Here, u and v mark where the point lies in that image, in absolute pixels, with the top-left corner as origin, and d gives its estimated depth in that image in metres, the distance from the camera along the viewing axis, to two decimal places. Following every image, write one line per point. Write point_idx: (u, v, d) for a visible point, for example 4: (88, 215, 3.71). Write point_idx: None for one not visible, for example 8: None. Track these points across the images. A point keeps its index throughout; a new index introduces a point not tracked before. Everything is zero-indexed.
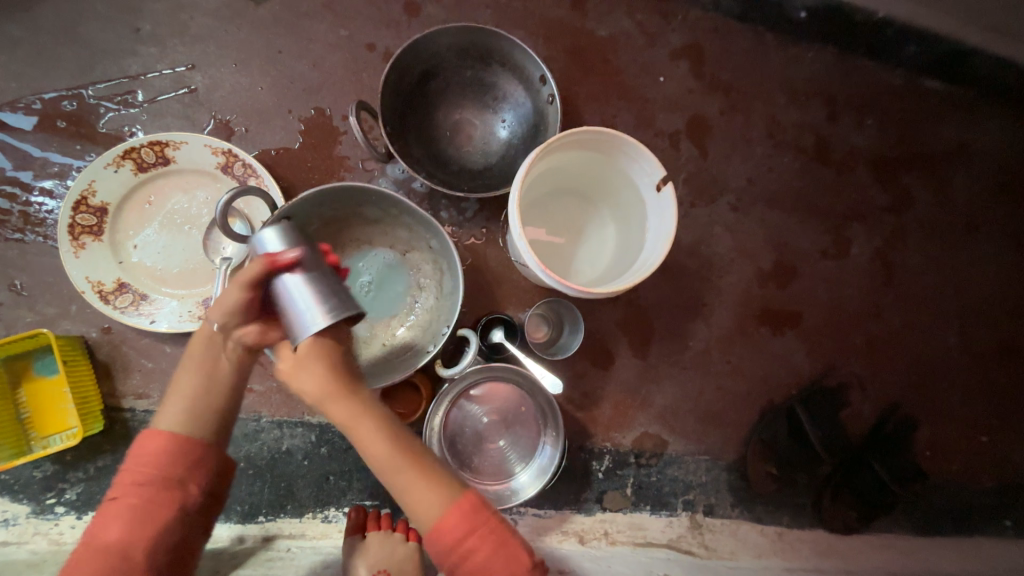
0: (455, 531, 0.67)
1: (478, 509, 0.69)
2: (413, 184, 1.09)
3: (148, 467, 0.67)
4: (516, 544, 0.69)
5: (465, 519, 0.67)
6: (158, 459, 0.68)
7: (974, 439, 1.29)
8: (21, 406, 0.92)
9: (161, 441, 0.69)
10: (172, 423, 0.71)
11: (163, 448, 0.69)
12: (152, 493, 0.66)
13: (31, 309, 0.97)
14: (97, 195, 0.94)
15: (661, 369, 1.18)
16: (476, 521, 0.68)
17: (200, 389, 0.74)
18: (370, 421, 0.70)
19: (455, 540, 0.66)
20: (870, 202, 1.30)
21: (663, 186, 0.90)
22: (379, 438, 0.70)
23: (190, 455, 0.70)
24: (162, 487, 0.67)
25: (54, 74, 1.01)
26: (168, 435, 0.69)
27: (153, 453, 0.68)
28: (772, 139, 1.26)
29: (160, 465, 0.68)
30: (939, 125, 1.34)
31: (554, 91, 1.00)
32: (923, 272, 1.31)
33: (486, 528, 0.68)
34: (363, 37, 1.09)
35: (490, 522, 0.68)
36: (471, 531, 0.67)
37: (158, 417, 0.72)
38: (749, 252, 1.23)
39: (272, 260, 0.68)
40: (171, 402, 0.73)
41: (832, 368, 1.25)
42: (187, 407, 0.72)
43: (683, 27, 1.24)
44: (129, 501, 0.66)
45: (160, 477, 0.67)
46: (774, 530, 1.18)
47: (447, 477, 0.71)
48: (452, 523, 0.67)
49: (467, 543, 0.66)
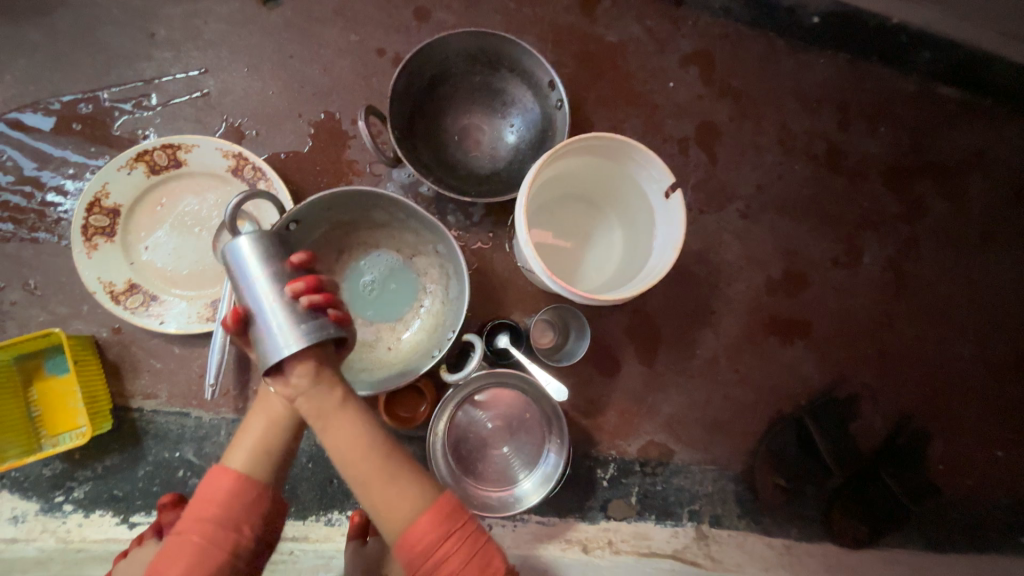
0: (430, 533, 0.65)
1: (456, 512, 0.67)
2: (421, 188, 1.09)
3: (213, 507, 0.65)
4: (493, 549, 0.67)
5: (439, 520, 0.66)
6: (222, 500, 0.66)
7: (989, 453, 1.26)
8: (33, 404, 0.93)
9: (226, 480, 0.67)
10: (241, 464, 0.69)
11: (230, 488, 0.67)
12: (212, 534, 0.64)
13: (43, 308, 0.99)
14: (110, 196, 0.96)
15: (668, 376, 1.17)
16: (450, 525, 0.66)
17: (270, 428, 0.72)
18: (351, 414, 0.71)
19: (429, 542, 0.65)
20: (882, 209, 1.28)
21: (671, 193, 0.89)
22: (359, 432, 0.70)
23: (250, 499, 0.67)
24: (221, 529, 0.65)
25: (71, 78, 1.03)
26: (232, 475, 0.67)
27: (220, 492, 0.66)
28: (782, 146, 1.25)
29: (225, 507, 0.66)
30: (954, 133, 1.32)
31: (563, 97, 1.00)
32: (937, 281, 1.29)
33: (463, 532, 0.66)
34: (373, 42, 1.10)
35: (467, 526, 0.67)
36: (445, 534, 0.65)
37: (228, 452, 0.70)
38: (758, 260, 1.22)
39: (224, 325, 0.70)
40: (239, 441, 0.72)
41: (843, 379, 1.23)
42: (251, 453, 0.70)
43: (694, 33, 1.23)
44: (192, 540, 0.64)
45: (223, 518, 0.65)
46: (782, 543, 1.16)
47: (426, 479, 0.71)
48: (427, 525, 0.65)
49: (441, 547, 0.65)
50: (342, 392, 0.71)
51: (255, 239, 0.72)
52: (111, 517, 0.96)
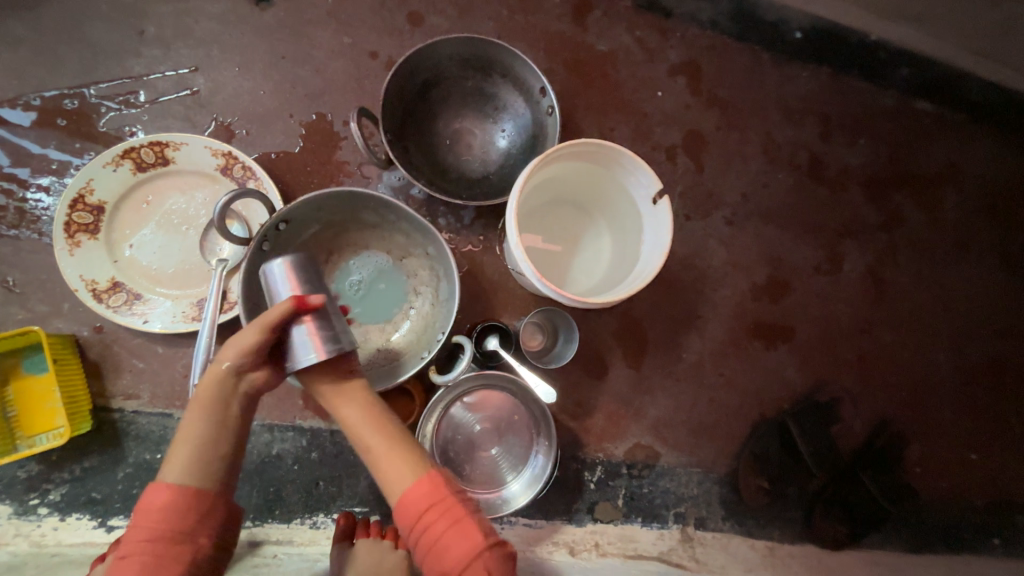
0: (415, 503, 0.70)
1: (440, 484, 0.72)
2: (412, 191, 1.09)
3: (154, 524, 0.66)
4: (474, 523, 0.70)
5: (425, 492, 0.70)
6: (164, 514, 0.66)
7: (963, 456, 1.30)
8: (8, 404, 0.90)
9: (169, 493, 0.67)
10: (176, 475, 0.69)
11: (170, 502, 0.67)
12: (161, 547, 0.65)
13: (22, 306, 0.96)
14: (95, 193, 0.94)
15: (655, 380, 1.18)
16: (434, 497, 0.70)
17: (206, 438, 0.71)
18: (354, 391, 0.78)
19: (416, 512, 0.70)
20: (862, 219, 1.32)
21: (658, 199, 0.91)
22: (360, 408, 0.77)
23: (195, 506, 0.68)
24: (172, 542, 0.66)
25: (56, 73, 1.01)
26: (177, 487, 0.68)
27: (159, 508, 0.66)
28: (767, 155, 1.28)
29: (173, 520, 0.66)
30: (930, 146, 1.37)
31: (554, 103, 1.01)
32: (914, 288, 1.33)
33: (446, 503, 0.70)
34: (366, 45, 1.11)
35: (448, 499, 0.71)
36: (429, 506, 0.70)
37: (163, 468, 0.70)
38: (743, 266, 1.24)
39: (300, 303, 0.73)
40: (176, 450, 0.71)
41: (824, 383, 1.26)
42: (193, 456, 0.70)
43: (682, 44, 1.26)
44: (138, 559, 0.64)
45: (168, 533, 0.65)
46: (765, 545, 1.18)
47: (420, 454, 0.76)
48: (418, 494, 0.70)
49: (426, 516, 0.69)
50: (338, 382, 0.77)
51: (295, 263, 0.78)
52: (88, 520, 0.94)
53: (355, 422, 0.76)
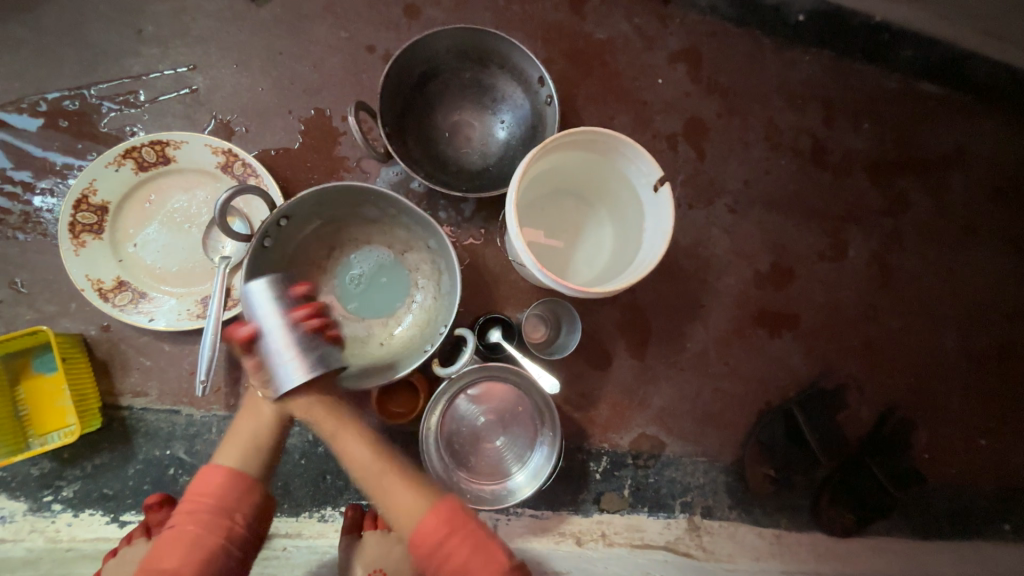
0: (434, 529, 0.71)
1: (457, 510, 0.73)
2: (411, 184, 1.09)
3: (208, 499, 0.70)
4: (492, 547, 0.70)
5: (442, 519, 0.71)
6: (218, 491, 0.70)
7: (972, 441, 1.29)
8: (20, 403, 0.92)
9: (220, 474, 0.72)
10: (233, 462, 0.74)
11: (222, 482, 0.71)
12: (208, 522, 0.68)
13: (30, 307, 0.98)
14: (98, 193, 0.95)
15: (660, 370, 1.18)
16: (453, 522, 0.71)
17: (259, 434, 0.78)
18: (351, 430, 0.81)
19: (433, 542, 0.70)
20: (867, 204, 1.30)
21: (659, 187, 0.90)
22: (363, 448, 0.80)
23: (244, 490, 0.72)
24: (218, 516, 0.69)
25: (57, 75, 1.02)
26: (227, 470, 0.73)
27: (214, 485, 0.71)
28: (769, 141, 1.27)
29: (221, 497, 0.70)
30: (935, 128, 1.35)
31: (552, 92, 1.01)
32: (921, 273, 1.31)
33: (468, 530, 0.71)
34: (363, 39, 1.11)
35: (468, 523, 0.72)
36: (450, 532, 0.70)
37: (218, 456, 0.75)
38: (747, 254, 1.23)
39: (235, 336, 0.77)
40: (228, 445, 0.77)
41: (830, 370, 1.25)
42: (244, 448, 0.76)
43: (681, 31, 1.25)
44: (187, 530, 0.68)
45: (215, 507, 0.69)
46: (772, 532, 1.18)
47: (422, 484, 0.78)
48: (433, 522, 0.71)
49: (447, 542, 0.70)
50: (341, 417, 0.81)
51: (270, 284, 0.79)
52: (101, 516, 0.95)
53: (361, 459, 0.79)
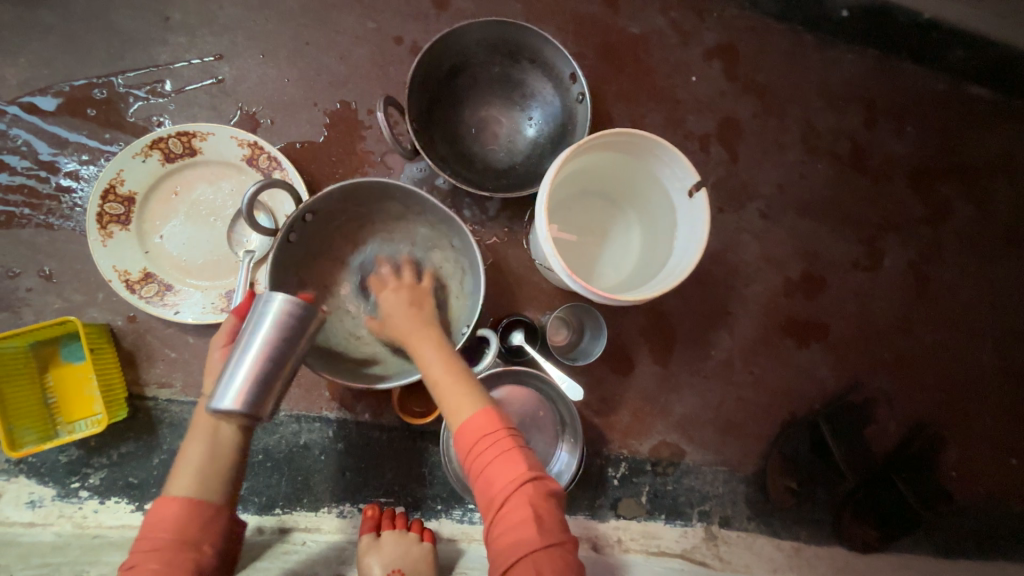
0: (479, 426, 0.69)
1: (495, 416, 0.70)
2: (436, 181, 1.07)
3: (168, 533, 0.66)
4: (525, 453, 0.68)
5: (487, 416, 0.69)
6: (174, 526, 0.67)
7: (1003, 460, 1.25)
8: (48, 391, 0.93)
9: (176, 506, 0.68)
10: (183, 489, 0.70)
11: (180, 513, 0.68)
12: (169, 557, 0.65)
13: (58, 295, 0.98)
14: (125, 183, 0.94)
15: (682, 377, 1.16)
16: (488, 425, 0.69)
17: (203, 454, 0.72)
18: (427, 334, 0.81)
19: (478, 437, 0.68)
20: (906, 211, 1.25)
21: (695, 192, 0.87)
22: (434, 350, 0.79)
23: (200, 518, 0.69)
24: (175, 552, 0.66)
25: (85, 62, 1.01)
26: (183, 500, 0.69)
27: (171, 518, 0.67)
28: (806, 144, 1.22)
29: (180, 531, 0.67)
30: (983, 133, 1.29)
31: (585, 90, 0.98)
32: (959, 286, 1.26)
33: (508, 435, 0.69)
34: (391, 30, 1.08)
35: (502, 430, 0.69)
36: (493, 431, 0.68)
37: (168, 484, 0.70)
38: (777, 261, 1.20)
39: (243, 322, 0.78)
40: (179, 468, 0.71)
41: (859, 383, 1.21)
42: (200, 474, 0.71)
43: (719, 26, 1.20)
44: (147, 570, 0.64)
45: (173, 541, 0.66)
46: (791, 545, 1.15)
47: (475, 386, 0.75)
48: (470, 421, 0.69)
49: (478, 441, 0.68)
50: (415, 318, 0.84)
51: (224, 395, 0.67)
52: (126, 504, 0.96)
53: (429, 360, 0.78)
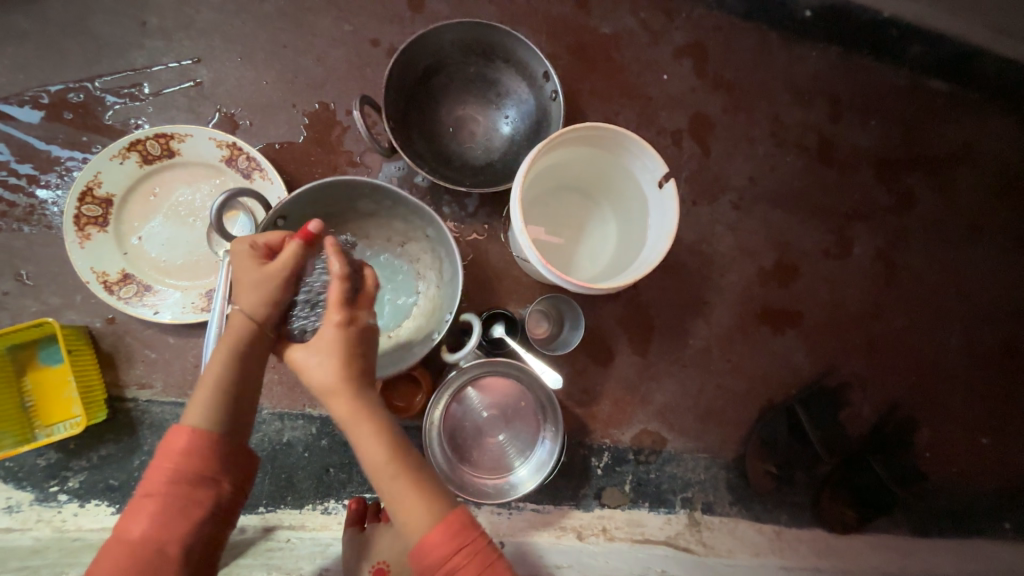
0: (439, 548, 0.64)
1: (466, 527, 0.66)
2: (415, 179, 1.09)
3: (181, 464, 0.66)
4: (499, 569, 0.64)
5: (448, 537, 0.64)
6: (184, 458, 0.67)
7: (974, 440, 1.29)
8: (26, 394, 0.92)
9: (189, 439, 0.68)
10: (201, 421, 0.69)
11: (194, 445, 0.68)
12: (183, 490, 0.66)
13: (36, 299, 0.98)
14: (102, 185, 0.95)
15: (662, 366, 1.18)
16: (460, 540, 0.65)
17: (226, 382, 0.72)
18: (369, 425, 0.68)
19: (438, 558, 0.63)
20: (872, 201, 1.30)
21: (664, 183, 0.90)
22: (377, 441, 0.68)
23: (218, 454, 0.69)
24: (193, 484, 0.67)
25: (60, 67, 1.02)
26: (197, 432, 0.68)
27: (184, 450, 0.67)
28: (775, 138, 1.26)
29: (193, 464, 0.67)
30: (942, 125, 1.34)
31: (557, 87, 1.00)
32: (925, 271, 1.31)
33: (472, 548, 0.65)
34: (367, 32, 1.10)
35: (477, 545, 0.65)
36: (456, 549, 0.64)
37: (184, 413, 0.70)
38: (751, 251, 1.23)
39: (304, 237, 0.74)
40: (197, 397, 0.71)
41: (833, 368, 1.25)
42: (213, 404, 0.70)
43: (687, 26, 1.24)
44: (158, 499, 0.65)
45: (190, 475, 0.67)
46: (772, 529, 1.18)
47: (433, 490, 0.68)
48: (436, 539, 0.64)
49: (450, 562, 0.63)
50: (360, 397, 0.69)
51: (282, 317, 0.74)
52: (106, 507, 0.96)
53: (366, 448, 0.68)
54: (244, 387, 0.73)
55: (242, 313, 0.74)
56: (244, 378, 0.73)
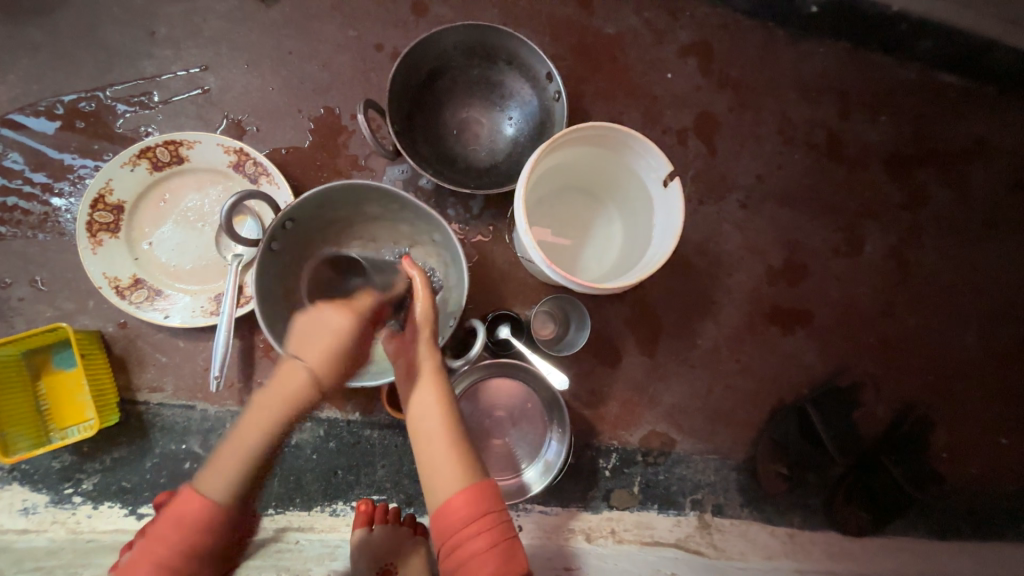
0: (462, 509, 0.65)
1: (489, 498, 0.67)
2: (420, 182, 1.10)
3: (185, 532, 0.64)
4: (512, 549, 0.64)
5: (472, 501, 0.65)
6: (192, 523, 0.65)
7: (993, 441, 1.26)
8: (41, 398, 0.94)
9: (199, 509, 0.65)
10: (217, 492, 0.67)
11: (202, 518, 0.65)
12: (178, 560, 0.64)
13: (50, 304, 1.00)
14: (114, 192, 0.97)
15: (670, 367, 1.17)
16: (480, 509, 0.65)
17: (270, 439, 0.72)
18: (432, 388, 0.75)
19: (457, 520, 0.65)
20: (884, 198, 1.28)
21: (670, 182, 0.89)
22: (432, 402, 0.74)
23: (222, 528, 0.67)
24: (188, 557, 0.64)
25: (73, 77, 1.04)
26: (207, 501, 0.66)
27: (193, 518, 0.65)
28: (782, 135, 1.25)
29: (196, 534, 0.65)
30: (955, 120, 1.32)
31: (560, 88, 1.00)
32: (939, 269, 1.28)
33: (491, 519, 0.65)
34: (372, 37, 1.11)
35: (495, 517, 0.66)
36: (473, 517, 0.65)
37: (204, 473, 0.68)
38: (759, 249, 1.22)
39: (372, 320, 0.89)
40: (225, 456, 0.69)
41: (845, 367, 1.23)
42: (230, 474, 0.68)
43: (691, 24, 1.23)
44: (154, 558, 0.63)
45: (191, 547, 0.64)
46: (784, 531, 1.16)
47: (468, 455, 0.70)
48: (458, 501, 0.66)
49: (468, 526, 0.65)
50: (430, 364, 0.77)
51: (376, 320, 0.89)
52: (119, 508, 0.97)
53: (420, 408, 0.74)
54: (260, 466, 0.71)
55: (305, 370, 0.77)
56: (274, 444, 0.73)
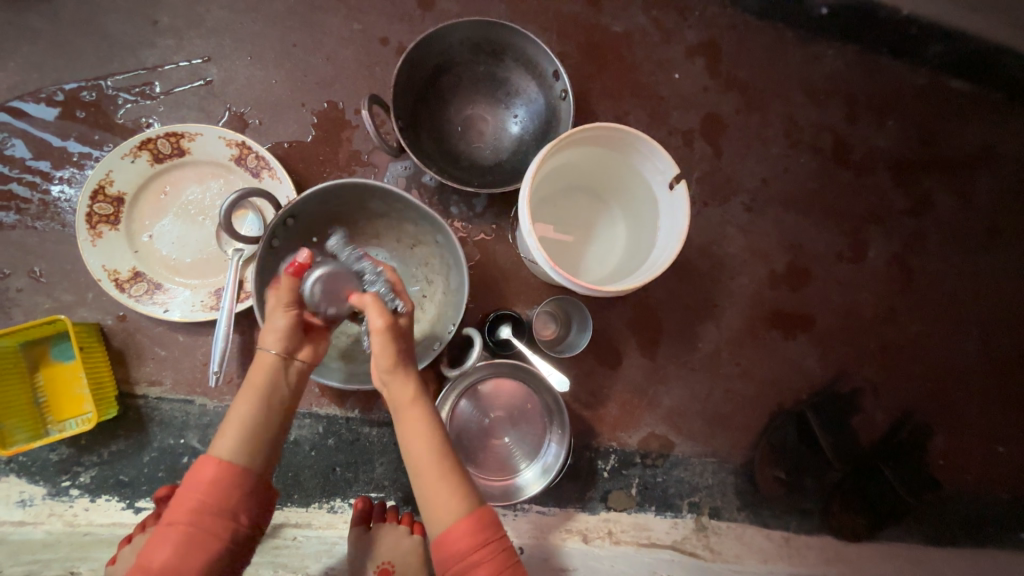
0: (462, 541, 0.66)
1: (488, 525, 0.67)
2: (423, 178, 1.09)
3: (201, 496, 0.67)
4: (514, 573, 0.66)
5: (472, 531, 0.66)
6: (209, 488, 0.67)
7: (990, 449, 1.26)
8: (39, 390, 0.93)
9: (217, 469, 0.68)
10: (230, 450, 0.70)
11: (219, 477, 0.68)
12: (204, 521, 0.65)
13: (49, 295, 0.99)
14: (114, 184, 0.95)
15: (670, 369, 1.17)
16: (482, 538, 0.66)
17: (256, 416, 0.72)
18: (419, 416, 0.72)
19: (458, 551, 0.65)
20: (888, 203, 1.27)
21: (676, 185, 0.89)
22: (420, 431, 0.71)
23: (245, 485, 0.69)
24: (215, 517, 0.66)
25: (74, 65, 1.03)
26: (224, 463, 0.69)
27: (210, 481, 0.67)
28: (789, 139, 1.24)
29: (218, 494, 0.67)
30: (962, 126, 1.31)
31: (567, 87, 0.99)
32: (942, 276, 1.28)
33: (492, 547, 0.66)
34: (377, 31, 1.10)
35: (494, 544, 0.67)
36: (476, 545, 0.66)
37: (216, 440, 0.71)
38: (762, 253, 1.21)
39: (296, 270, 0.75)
40: (227, 427, 0.72)
41: (845, 373, 1.23)
42: (245, 436, 0.71)
43: (700, 24, 1.22)
44: (179, 529, 0.65)
45: (214, 508, 0.67)
46: (781, 535, 1.17)
47: (465, 483, 0.70)
48: (461, 531, 0.66)
49: (470, 556, 0.65)
50: (416, 387, 0.74)
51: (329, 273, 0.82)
52: (117, 502, 0.97)
53: (409, 438, 0.71)
54: (270, 425, 0.73)
55: (275, 355, 0.76)
56: (269, 414, 0.73)
